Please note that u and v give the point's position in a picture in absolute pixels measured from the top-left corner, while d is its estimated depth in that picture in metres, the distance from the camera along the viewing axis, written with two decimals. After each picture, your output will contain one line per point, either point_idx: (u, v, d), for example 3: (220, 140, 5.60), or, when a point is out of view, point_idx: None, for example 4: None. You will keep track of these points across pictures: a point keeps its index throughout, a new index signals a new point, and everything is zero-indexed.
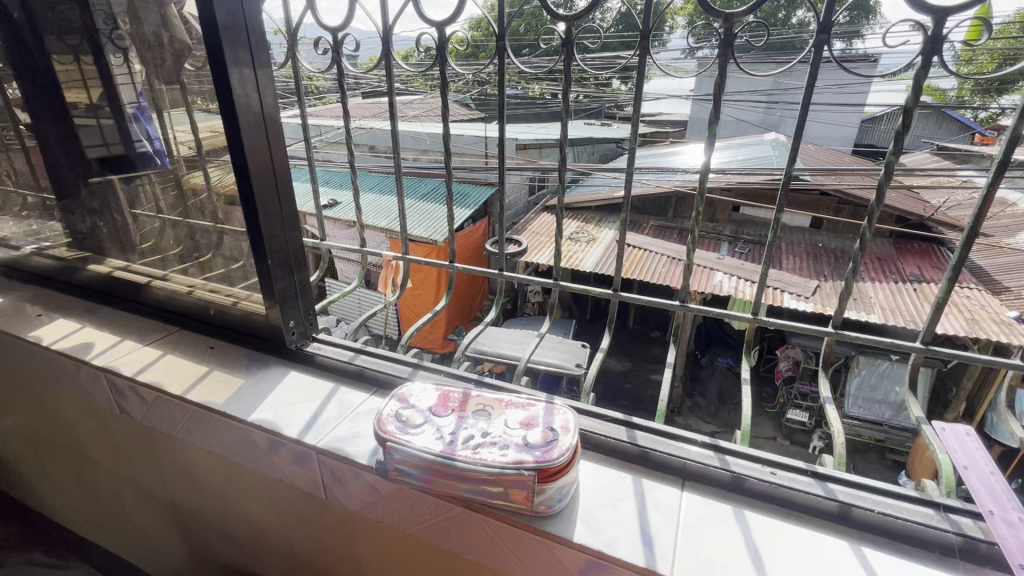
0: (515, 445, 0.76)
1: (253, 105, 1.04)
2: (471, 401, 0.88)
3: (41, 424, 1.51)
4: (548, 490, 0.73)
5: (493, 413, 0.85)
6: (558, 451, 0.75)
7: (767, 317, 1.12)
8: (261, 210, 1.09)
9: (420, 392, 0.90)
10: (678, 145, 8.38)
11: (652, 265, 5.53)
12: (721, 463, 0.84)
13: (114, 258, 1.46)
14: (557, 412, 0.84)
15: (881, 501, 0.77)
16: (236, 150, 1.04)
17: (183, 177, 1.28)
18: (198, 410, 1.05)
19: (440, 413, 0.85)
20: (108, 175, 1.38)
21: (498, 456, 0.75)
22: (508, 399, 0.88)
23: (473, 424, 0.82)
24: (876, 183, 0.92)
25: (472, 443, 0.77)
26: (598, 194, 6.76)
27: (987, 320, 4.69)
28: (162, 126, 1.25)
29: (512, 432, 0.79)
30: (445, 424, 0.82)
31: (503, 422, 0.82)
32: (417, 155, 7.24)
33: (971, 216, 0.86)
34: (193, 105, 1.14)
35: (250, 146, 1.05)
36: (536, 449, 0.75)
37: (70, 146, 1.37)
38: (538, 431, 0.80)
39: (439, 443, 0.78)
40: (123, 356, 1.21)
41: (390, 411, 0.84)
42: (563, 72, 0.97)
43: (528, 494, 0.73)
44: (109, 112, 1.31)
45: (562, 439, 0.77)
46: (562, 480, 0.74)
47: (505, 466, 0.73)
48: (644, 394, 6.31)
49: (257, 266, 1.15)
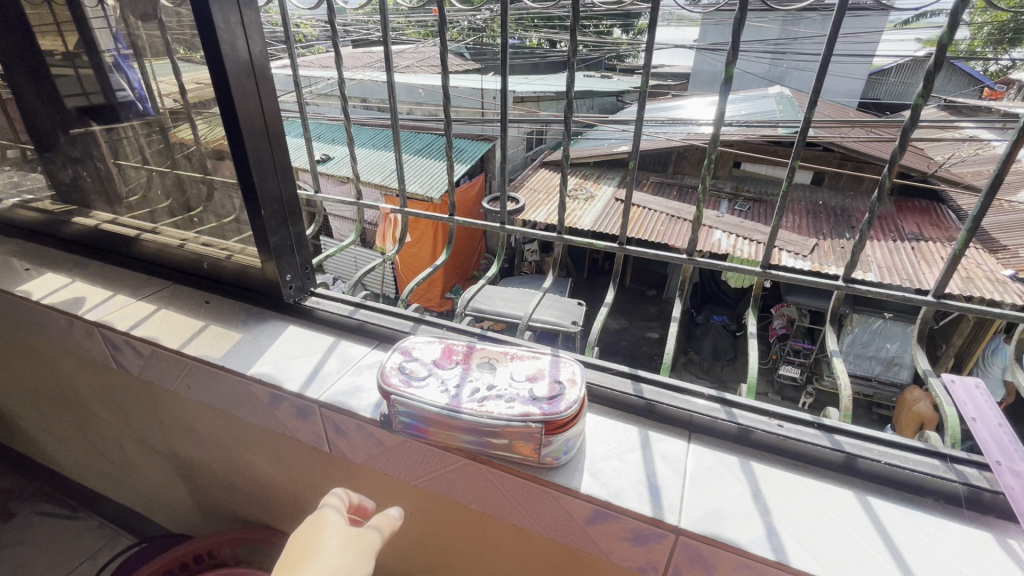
0: (522, 398, 0.75)
1: (241, 53, 0.96)
2: (475, 354, 0.86)
3: (39, 380, 1.50)
4: (554, 441, 0.73)
5: (499, 366, 0.83)
6: (566, 403, 0.73)
7: (777, 271, 1.09)
8: (251, 158, 1.03)
9: (423, 344, 0.89)
10: (680, 98, 8.11)
11: (651, 223, 5.46)
12: (728, 415, 0.83)
13: (101, 211, 1.41)
14: (564, 364, 0.82)
15: (888, 452, 0.76)
16: (223, 100, 0.98)
17: (169, 128, 1.18)
18: (196, 363, 1.04)
19: (445, 366, 0.83)
20: (89, 125, 1.29)
21: (505, 408, 0.73)
22: (513, 352, 0.86)
23: (478, 377, 0.81)
24: (901, 128, 0.87)
25: (477, 396, 0.76)
26: (597, 149, 6.59)
27: (983, 279, 4.69)
28: (144, 75, 1.14)
29: (518, 386, 0.78)
30: (449, 377, 0.81)
31: (509, 375, 0.81)
32: (411, 108, 6.99)
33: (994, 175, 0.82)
34: (176, 53, 1.05)
35: (240, 97, 0.98)
36: (542, 402, 0.74)
37: (47, 92, 1.28)
38: (544, 383, 0.78)
39: (444, 396, 0.76)
40: (116, 310, 1.18)
41: (392, 363, 0.83)
42: (571, 16, 0.89)
43: (532, 445, 0.73)
44: (86, 60, 1.21)
45: (569, 390, 0.76)
46: (569, 432, 0.73)
47: (512, 419, 0.71)
48: (640, 351, 6.39)
49: (250, 218, 1.10)
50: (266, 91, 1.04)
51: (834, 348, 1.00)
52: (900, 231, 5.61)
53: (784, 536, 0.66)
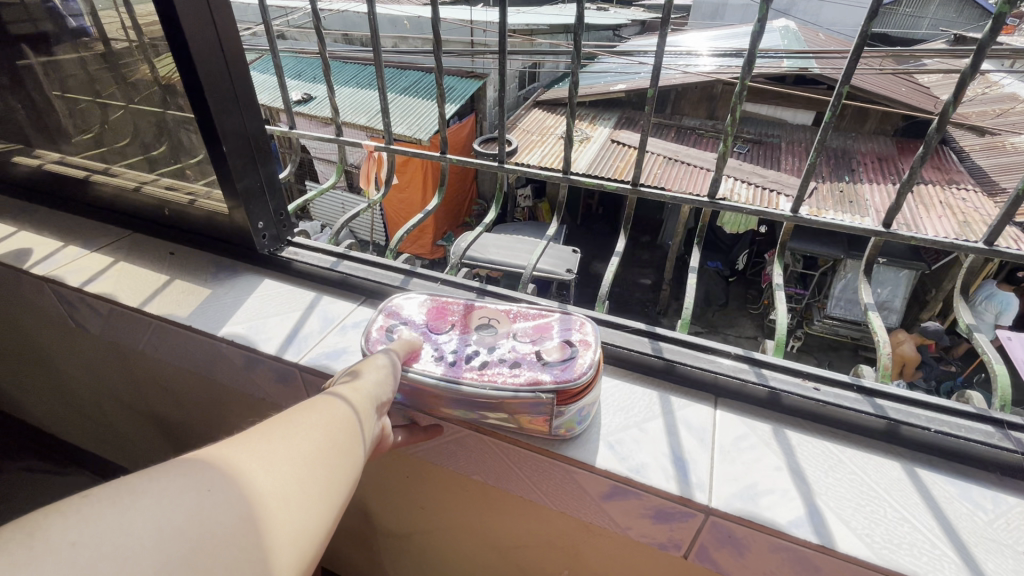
0: (529, 363, 0.65)
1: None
2: (473, 314, 0.75)
3: (4, 337, 1.39)
4: (567, 411, 0.64)
5: (500, 328, 0.73)
6: (579, 369, 0.63)
7: (808, 217, 0.98)
8: (208, 88, 0.87)
9: (413, 303, 0.77)
10: (681, 31, 7.63)
11: (648, 167, 5.25)
12: (758, 378, 0.74)
13: (44, 150, 1.24)
14: (575, 321, 0.72)
15: (937, 418, 0.69)
16: (169, 20, 0.81)
17: (116, 57, 1.00)
18: (160, 322, 0.93)
19: (439, 329, 0.73)
20: (26, 54, 1.09)
21: (510, 376, 0.63)
22: (515, 309, 0.75)
23: (478, 340, 0.70)
24: (977, 46, 0.75)
25: (479, 364, 0.66)
26: (594, 87, 6.24)
27: (981, 223, 4.63)
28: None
29: (524, 349, 0.68)
30: (444, 342, 0.70)
31: (513, 338, 0.70)
32: (395, 41, 6.50)
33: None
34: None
35: (188, 18, 0.81)
36: (552, 367, 0.64)
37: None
38: (554, 346, 0.68)
39: (442, 365, 0.66)
40: (68, 263, 1.05)
41: (379, 328, 0.72)
42: None
43: (542, 417, 0.64)
44: None
45: (584, 351, 0.66)
46: (582, 401, 0.64)
47: (518, 389, 0.62)
48: (633, 298, 6.35)
49: (212, 158, 0.96)
50: (222, 9, 0.86)
51: (869, 300, 0.91)
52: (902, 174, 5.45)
53: (826, 514, 0.59)
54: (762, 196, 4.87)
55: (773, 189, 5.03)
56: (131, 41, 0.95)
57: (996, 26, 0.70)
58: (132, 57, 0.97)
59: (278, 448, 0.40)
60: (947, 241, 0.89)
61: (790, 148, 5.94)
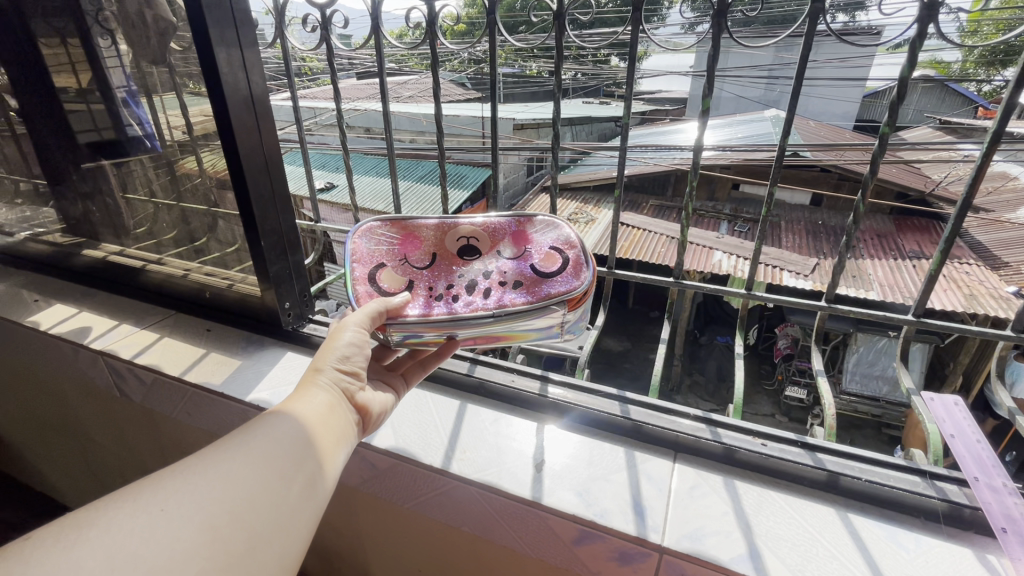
0: (526, 279, 0.75)
1: (242, 87, 1.00)
2: (451, 242, 0.81)
3: (40, 410, 1.50)
4: (574, 318, 0.75)
5: (481, 247, 0.80)
6: (576, 279, 0.74)
7: (761, 294, 1.13)
8: (253, 192, 1.07)
9: (381, 240, 0.81)
10: (678, 123, 8.24)
11: (651, 245, 5.50)
12: (712, 435, 0.85)
13: (108, 243, 1.46)
14: (547, 226, 0.82)
15: (870, 470, 0.78)
16: (226, 135, 1.01)
17: (175, 160, 1.24)
18: (196, 390, 1.08)
19: (422, 264, 0.79)
20: (100, 160, 1.35)
21: (515, 295, 0.73)
22: (486, 222, 0.82)
23: (468, 267, 0.78)
24: (871, 158, 0.90)
25: (481, 290, 0.74)
26: (596, 174, 6.67)
27: (986, 296, 4.68)
28: (152, 111, 1.21)
29: (515, 267, 0.77)
30: (435, 279, 0.77)
31: (498, 255, 0.79)
32: (413, 137, 7.13)
33: (970, 178, 0.89)
34: (182, 87, 1.11)
35: (241, 132, 1.02)
36: (549, 279, 0.75)
37: (62, 131, 1.34)
38: (539, 256, 0.78)
39: (447, 303, 0.73)
40: (121, 339, 1.23)
41: (361, 278, 0.75)
42: (557, 46, 1.05)
43: (554, 326, 0.74)
44: (99, 96, 1.26)
45: (573, 255, 0.78)
46: (584, 307, 0.75)
47: (529, 307, 0.71)
48: (643, 373, 6.35)
49: (250, 248, 1.14)
50: (266, 124, 1.07)
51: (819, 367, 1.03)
52: (901, 249, 5.62)
53: (764, 554, 0.68)
54: (763, 271, 5.03)
55: (774, 265, 5.22)
56: (187, 142, 1.18)
57: (883, 142, 0.87)
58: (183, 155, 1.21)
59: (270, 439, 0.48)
60: (879, 315, 1.05)
61: (787, 227, 6.20)
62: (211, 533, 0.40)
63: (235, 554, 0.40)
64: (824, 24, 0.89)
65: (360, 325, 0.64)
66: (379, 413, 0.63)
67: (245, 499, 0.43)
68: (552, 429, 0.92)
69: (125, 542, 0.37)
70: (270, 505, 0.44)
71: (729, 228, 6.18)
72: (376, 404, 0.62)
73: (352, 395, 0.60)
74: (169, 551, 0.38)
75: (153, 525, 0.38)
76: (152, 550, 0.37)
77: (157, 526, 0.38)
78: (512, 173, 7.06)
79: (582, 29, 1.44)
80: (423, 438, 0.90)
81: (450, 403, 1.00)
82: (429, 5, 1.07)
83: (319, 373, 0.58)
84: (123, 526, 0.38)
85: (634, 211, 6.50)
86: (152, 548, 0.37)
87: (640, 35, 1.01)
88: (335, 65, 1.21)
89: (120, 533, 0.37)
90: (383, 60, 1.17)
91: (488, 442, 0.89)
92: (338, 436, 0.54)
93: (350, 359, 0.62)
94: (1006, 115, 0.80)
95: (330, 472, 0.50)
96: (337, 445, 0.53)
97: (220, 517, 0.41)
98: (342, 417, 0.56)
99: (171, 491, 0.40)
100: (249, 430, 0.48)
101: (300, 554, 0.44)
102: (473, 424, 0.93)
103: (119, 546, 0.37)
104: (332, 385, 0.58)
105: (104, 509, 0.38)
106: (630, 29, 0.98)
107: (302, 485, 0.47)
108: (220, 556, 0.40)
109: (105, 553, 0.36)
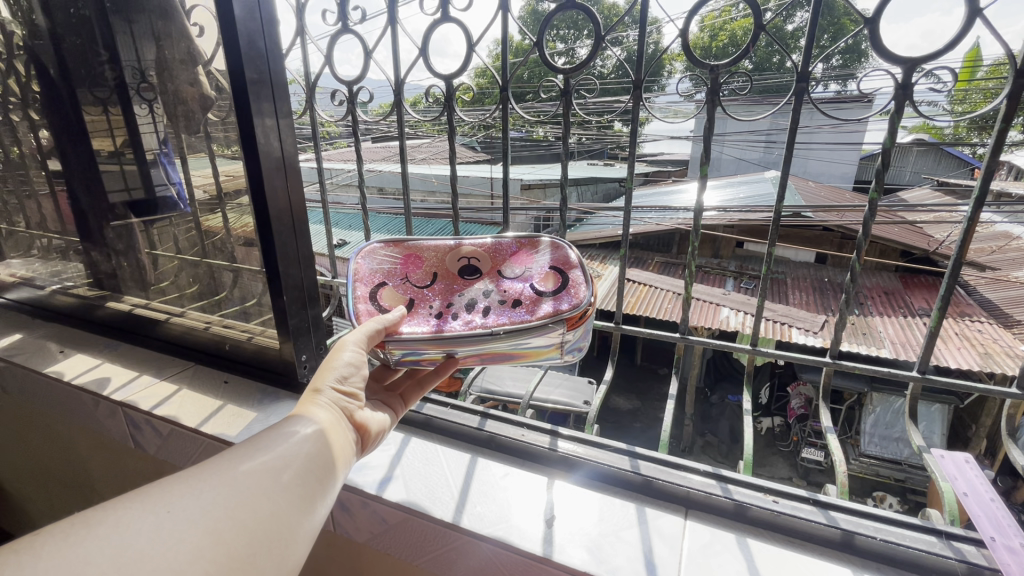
0: (526, 300, 0.79)
1: (274, 151, 1.08)
2: (453, 263, 0.85)
3: (50, 459, 1.50)
4: (574, 338, 0.78)
5: (482, 268, 0.85)
6: (576, 300, 0.77)
7: (766, 349, 1.14)
8: (279, 249, 1.13)
9: (383, 260, 0.85)
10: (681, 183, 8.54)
11: (658, 301, 5.53)
12: (723, 491, 0.86)
13: (134, 296, 1.53)
14: (546, 248, 0.87)
15: (885, 529, 0.78)
16: (257, 195, 1.08)
17: (201, 219, 1.33)
18: (211, 441, 1.09)
19: (423, 283, 0.83)
20: (132, 219, 1.44)
21: (513, 316, 0.77)
22: (485, 244, 0.87)
23: (468, 287, 0.82)
24: (862, 222, 0.94)
25: (481, 310, 0.78)
26: (601, 232, 6.87)
27: (1002, 354, 4.61)
28: (184, 172, 1.30)
29: (515, 287, 0.81)
30: (435, 298, 0.81)
31: (498, 276, 0.84)
32: (424, 197, 7.45)
33: (960, 236, 0.93)
34: (215, 151, 1.20)
35: (271, 193, 1.09)
36: (550, 299, 0.78)
37: (95, 190, 1.44)
38: (540, 276, 0.83)
39: (447, 323, 0.77)
40: (140, 390, 1.25)
41: (362, 296, 0.80)
42: (564, 115, 1.12)
43: (554, 346, 0.77)
44: (133, 159, 1.37)
45: (574, 275, 0.82)
46: (581, 329, 0.78)
47: (524, 326, 0.74)
48: (652, 431, 6.24)
49: (273, 303, 1.20)
50: (295, 183, 1.14)
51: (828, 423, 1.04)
52: (909, 307, 5.61)
53: None
54: (772, 328, 5.02)
55: (782, 322, 5.21)
56: (215, 202, 1.27)
57: (873, 206, 0.91)
58: (213, 214, 1.29)
59: (272, 449, 0.51)
60: (885, 373, 1.06)
61: (793, 284, 6.26)
62: (216, 536, 0.42)
63: (240, 557, 0.43)
64: (809, 100, 0.98)
65: (358, 345, 0.69)
66: (377, 432, 0.66)
67: (251, 505, 0.45)
68: (561, 486, 0.92)
69: (134, 540, 0.39)
70: (274, 512, 0.46)
71: (734, 285, 6.25)
72: (374, 424, 0.66)
73: (350, 414, 0.63)
74: (176, 551, 0.40)
75: (160, 524, 0.41)
76: (161, 550, 0.40)
77: (164, 526, 0.41)
78: (520, 231, 7.31)
79: (587, 101, 1.52)
80: (433, 491, 0.90)
81: (460, 457, 1.01)
82: (448, 78, 1.17)
83: (318, 393, 0.62)
84: (134, 526, 0.40)
85: (639, 267, 6.62)
86: (160, 547, 0.40)
87: (640, 107, 1.09)
88: (357, 130, 1.29)
89: (130, 530, 0.40)
90: (403, 125, 1.25)
91: (497, 498, 0.89)
92: (340, 451, 0.57)
93: (347, 379, 0.66)
94: (988, 177, 0.86)
95: (331, 485, 0.53)
96: (339, 459, 0.56)
97: (224, 524, 0.43)
98: (343, 434, 0.59)
99: (175, 496, 0.43)
100: (253, 444, 0.51)
101: (304, 554, 0.47)
102: (483, 479, 0.94)
103: (130, 542, 0.39)
104: (332, 404, 0.61)
105: (109, 512, 0.41)
106: (632, 97, 1.06)
107: (306, 494, 0.50)
108: (225, 558, 0.42)
109: (114, 551, 0.39)
